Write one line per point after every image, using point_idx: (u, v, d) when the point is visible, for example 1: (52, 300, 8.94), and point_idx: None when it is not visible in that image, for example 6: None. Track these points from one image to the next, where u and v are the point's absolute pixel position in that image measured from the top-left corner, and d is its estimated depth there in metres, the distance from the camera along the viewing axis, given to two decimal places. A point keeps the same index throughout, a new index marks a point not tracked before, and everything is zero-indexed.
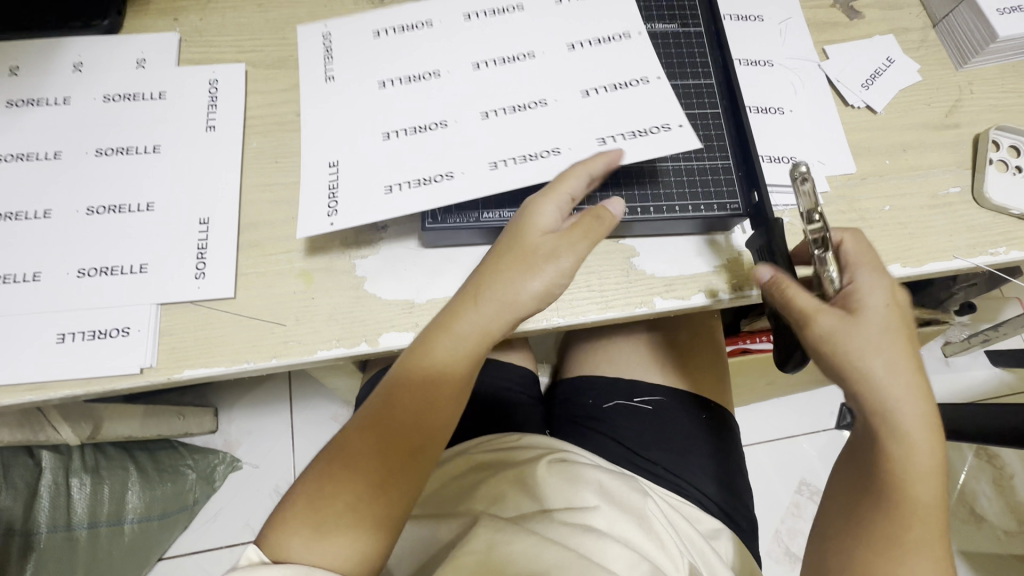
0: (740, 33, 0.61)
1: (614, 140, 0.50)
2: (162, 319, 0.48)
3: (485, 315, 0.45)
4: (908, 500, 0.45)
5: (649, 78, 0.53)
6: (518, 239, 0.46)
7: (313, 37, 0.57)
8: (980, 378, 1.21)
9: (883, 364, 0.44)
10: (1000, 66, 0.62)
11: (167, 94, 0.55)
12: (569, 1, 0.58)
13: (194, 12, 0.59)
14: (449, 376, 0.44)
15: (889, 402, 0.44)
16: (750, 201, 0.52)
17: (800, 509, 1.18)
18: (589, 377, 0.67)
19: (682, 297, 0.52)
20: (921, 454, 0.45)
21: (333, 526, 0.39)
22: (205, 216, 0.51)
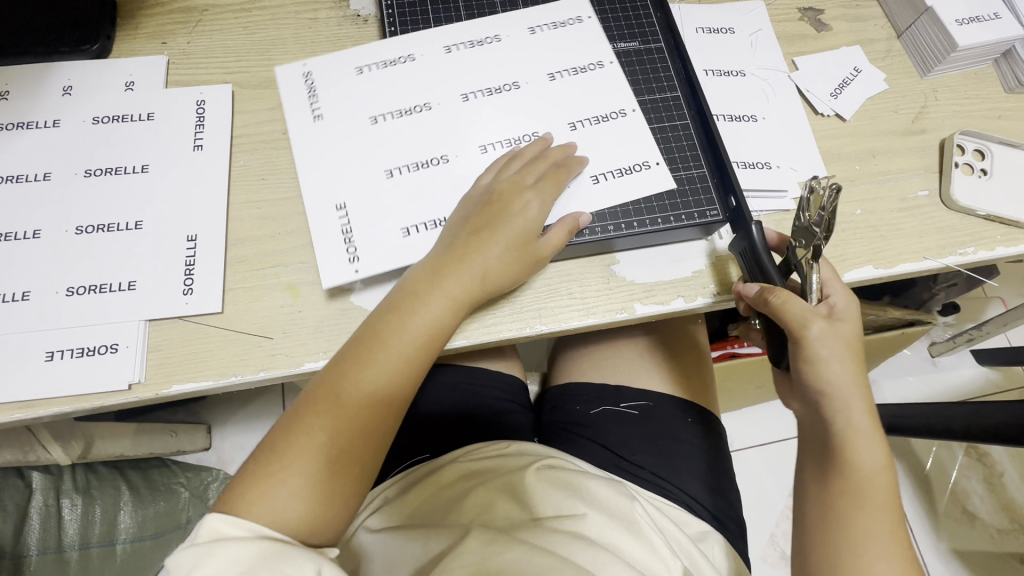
0: (709, 45, 0.63)
1: (606, 178, 0.54)
2: (150, 335, 0.49)
3: (466, 279, 0.49)
4: (869, 497, 0.46)
5: (625, 111, 0.57)
6: (506, 228, 0.50)
7: (294, 77, 0.58)
8: (967, 377, 1.23)
9: (836, 364, 0.46)
10: (963, 74, 0.64)
11: (155, 115, 0.56)
12: (543, 30, 0.60)
13: (182, 35, 0.61)
14: (420, 348, 0.48)
15: (842, 399, 0.47)
16: (728, 207, 0.54)
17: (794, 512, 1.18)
18: (578, 385, 0.68)
19: (663, 302, 0.53)
20: (868, 449, 0.47)
21: (335, 491, 0.45)
22: (192, 233, 0.52)
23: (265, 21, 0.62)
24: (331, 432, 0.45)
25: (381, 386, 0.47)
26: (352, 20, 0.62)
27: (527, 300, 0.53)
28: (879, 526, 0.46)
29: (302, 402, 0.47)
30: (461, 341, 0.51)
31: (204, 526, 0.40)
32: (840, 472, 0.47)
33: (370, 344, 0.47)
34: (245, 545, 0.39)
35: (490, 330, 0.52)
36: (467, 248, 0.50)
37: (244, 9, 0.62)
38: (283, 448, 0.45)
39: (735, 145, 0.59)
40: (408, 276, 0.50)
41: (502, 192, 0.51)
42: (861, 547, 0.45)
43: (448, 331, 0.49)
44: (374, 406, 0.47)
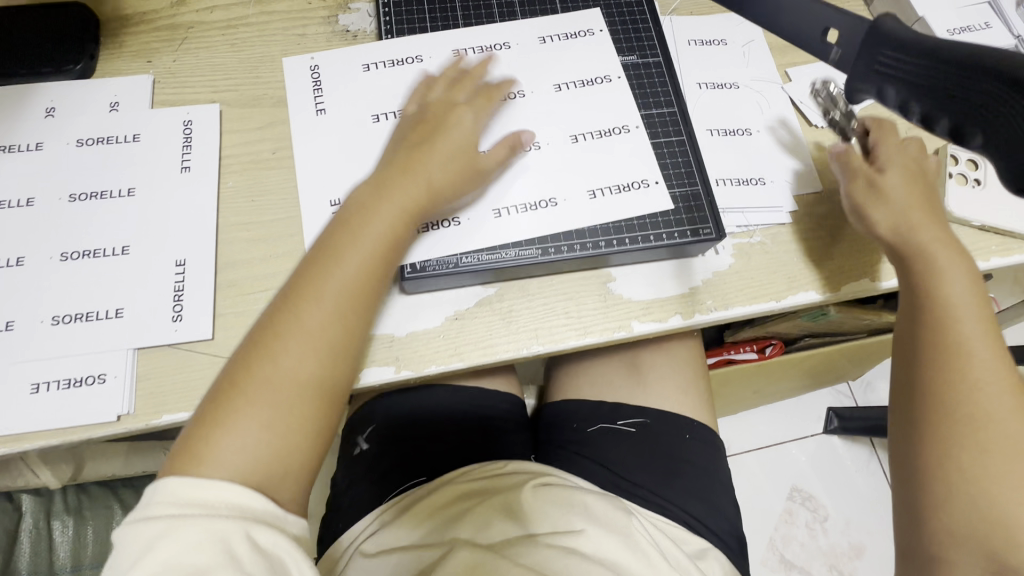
0: (704, 57, 0.63)
1: (604, 193, 0.54)
2: (139, 364, 0.48)
3: (407, 195, 0.48)
4: (949, 344, 0.48)
5: (630, 127, 0.56)
6: (443, 140, 0.51)
7: (301, 70, 0.59)
8: None
9: (960, 298, 0.49)
10: None
11: (141, 137, 0.55)
12: (552, 40, 0.60)
13: (167, 53, 0.60)
14: (379, 259, 0.47)
15: (952, 320, 0.49)
16: (722, 228, 0.53)
17: (793, 516, 1.18)
18: (575, 402, 0.67)
19: (659, 319, 0.53)
20: (957, 275, 0.50)
21: (275, 430, 0.43)
22: (181, 258, 0.51)
23: (252, 38, 0.61)
24: (286, 351, 0.44)
25: (344, 300, 0.46)
26: (342, 36, 0.62)
27: (523, 318, 0.52)
28: (1002, 422, 0.47)
29: (261, 321, 0.45)
30: (456, 364, 0.51)
31: (163, 494, 0.39)
32: (955, 382, 0.48)
33: (326, 262, 0.46)
34: (205, 529, 0.38)
35: (484, 347, 0.51)
36: (412, 159, 0.50)
37: (231, 26, 0.61)
38: (244, 372, 0.43)
39: (732, 158, 0.59)
40: (355, 194, 0.49)
41: (433, 112, 0.53)
42: (972, 433, 0.47)
43: (401, 247, 0.48)
44: (325, 324, 0.45)
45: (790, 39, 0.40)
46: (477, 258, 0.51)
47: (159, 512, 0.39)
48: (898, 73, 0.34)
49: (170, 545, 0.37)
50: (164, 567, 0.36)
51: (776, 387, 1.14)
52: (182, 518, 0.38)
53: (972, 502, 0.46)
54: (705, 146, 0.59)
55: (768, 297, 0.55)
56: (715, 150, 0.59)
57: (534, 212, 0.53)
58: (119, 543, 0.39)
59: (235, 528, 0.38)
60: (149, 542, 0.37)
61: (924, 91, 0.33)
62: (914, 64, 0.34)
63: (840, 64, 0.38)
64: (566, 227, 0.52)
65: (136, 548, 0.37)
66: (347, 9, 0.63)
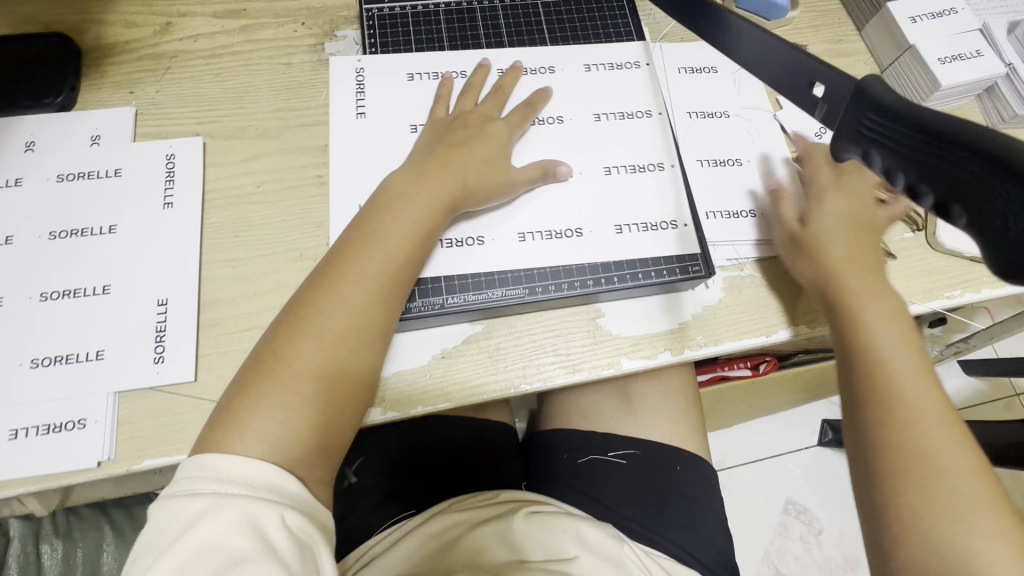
0: (693, 84, 0.63)
1: (629, 229, 0.54)
2: (120, 407, 0.47)
3: (444, 184, 0.50)
4: (880, 379, 0.48)
5: (665, 165, 0.57)
6: (480, 138, 0.53)
7: (347, 71, 0.59)
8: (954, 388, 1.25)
9: (887, 335, 0.49)
10: (948, 108, 0.64)
11: (123, 172, 0.54)
12: (598, 69, 0.61)
13: (150, 84, 0.59)
14: (409, 247, 0.48)
15: (881, 357, 0.49)
16: (711, 265, 0.53)
17: (788, 529, 1.18)
18: (566, 432, 0.66)
19: (649, 356, 0.52)
20: (877, 305, 0.50)
21: (301, 409, 0.42)
22: (163, 297, 0.50)
23: (236, 67, 0.60)
24: (323, 328, 0.44)
25: (379, 282, 0.46)
26: (328, 64, 0.61)
27: (511, 356, 0.51)
28: (949, 459, 0.45)
29: (299, 299, 0.46)
30: (443, 405, 0.50)
31: (201, 472, 0.39)
32: (896, 420, 0.46)
33: (357, 242, 0.47)
34: (244, 510, 0.38)
35: (471, 387, 0.51)
36: (448, 155, 0.52)
37: (215, 55, 0.61)
38: (276, 347, 0.44)
39: (722, 189, 0.59)
40: (388, 181, 0.50)
41: (471, 117, 0.55)
42: (924, 472, 0.44)
43: (434, 234, 0.49)
44: (360, 304, 0.45)
45: (783, 92, 0.36)
46: (465, 300, 0.51)
47: (199, 491, 0.38)
48: (872, 134, 0.30)
49: (212, 525, 0.37)
50: (201, 549, 0.36)
51: (770, 402, 1.13)
52: (224, 500, 0.38)
53: (942, 545, 0.42)
54: (695, 176, 0.59)
55: (758, 332, 0.54)
56: (705, 180, 0.59)
57: (558, 241, 0.53)
58: (155, 516, 0.38)
59: (275, 514, 0.38)
60: (188, 520, 0.37)
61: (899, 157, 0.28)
62: (887, 126, 0.29)
63: (824, 122, 0.33)
64: (556, 265, 0.52)
65: (175, 525, 0.37)
66: (333, 37, 0.62)
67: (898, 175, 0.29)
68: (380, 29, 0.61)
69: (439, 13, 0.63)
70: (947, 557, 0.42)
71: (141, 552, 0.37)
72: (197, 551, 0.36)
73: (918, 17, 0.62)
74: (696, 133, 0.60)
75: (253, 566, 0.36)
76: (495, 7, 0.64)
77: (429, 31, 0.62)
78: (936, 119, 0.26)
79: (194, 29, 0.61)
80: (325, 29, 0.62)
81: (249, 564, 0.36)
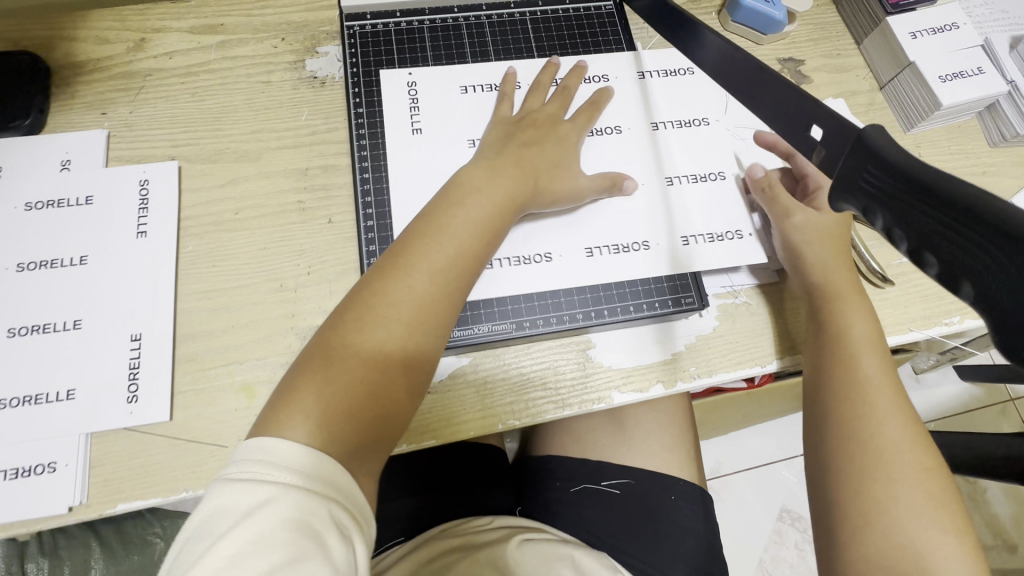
0: (670, 91, 0.60)
1: (696, 241, 0.55)
2: (92, 449, 0.46)
3: (514, 183, 0.50)
4: (849, 389, 0.48)
5: (725, 175, 0.58)
6: (548, 141, 0.54)
7: (398, 83, 0.58)
8: (949, 394, 1.24)
9: (860, 336, 0.49)
10: (948, 126, 0.62)
11: (94, 199, 0.52)
12: (652, 75, 0.61)
13: (123, 105, 0.56)
14: (480, 242, 0.47)
15: (851, 356, 0.48)
16: (705, 299, 0.53)
17: (782, 537, 1.18)
18: (558, 459, 0.65)
19: (640, 390, 0.51)
20: (857, 314, 0.50)
21: (359, 401, 0.40)
22: (137, 332, 0.48)
23: (214, 86, 0.58)
24: (393, 317, 0.43)
25: (447, 274, 0.45)
26: (309, 83, 0.59)
27: (498, 390, 0.50)
28: (901, 461, 0.45)
29: (365, 283, 0.45)
30: (429, 442, 0.49)
31: (266, 452, 0.36)
32: (849, 425, 0.47)
33: (431, 230, 0.46)
34: (300, 501, 0.35)
35: (458, 423, 0.49)
36: (520, 154, 0.52)
37: (192, 73, 0.58)
38: (345, 330, 0.42)
39: (715, 209, 0.56)
40: (461, 174, 0.50)
41: (539, 117, 0.55)
42: (875, 473, 0.45)
43: (501, 232, 0.49)
44: (428, 297, 0.44)
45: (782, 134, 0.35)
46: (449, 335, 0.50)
47: (265, 476, 0.36)
48: (872, 193, 0.28)
49: (268, 515, 0.34)
50: (256, 540, 0.33)
51: (765, 411, 1.12)
52: (286, 489, 0.35)
53: (885, 543, 0.43)
54: (685, 195, 0.56)
55: (752, 362, 0.53)
56: (697, 198, 0.56)
57: (627, 253, 0.53)
58: (212, 499, 0.35)
59: (333, 513, 0.35)
60: (248, 506, 0.34)
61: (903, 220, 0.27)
62: (891, 186, 0.27)
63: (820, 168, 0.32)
64: (546, 299, 0.52)
65: (234, 511, 0.34)
66: (315, 53, 0.60)
67: (902, 239, 0.27)
68: (362, 47, 0.59)
69: (423, 28, 0.61)
70: (888, 556, 0.43)
71: (190, 538, 0.34)
72: (250, 543, 0.33)
73: (919, 32, 0.60)
74: (683, 143, 0.58)
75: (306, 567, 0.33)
76: (481, 21, 0.62)
77: (412, 48, 0.60)
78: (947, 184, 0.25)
79: (169, 46, 0.59)
80: (307, 45, 0.60)
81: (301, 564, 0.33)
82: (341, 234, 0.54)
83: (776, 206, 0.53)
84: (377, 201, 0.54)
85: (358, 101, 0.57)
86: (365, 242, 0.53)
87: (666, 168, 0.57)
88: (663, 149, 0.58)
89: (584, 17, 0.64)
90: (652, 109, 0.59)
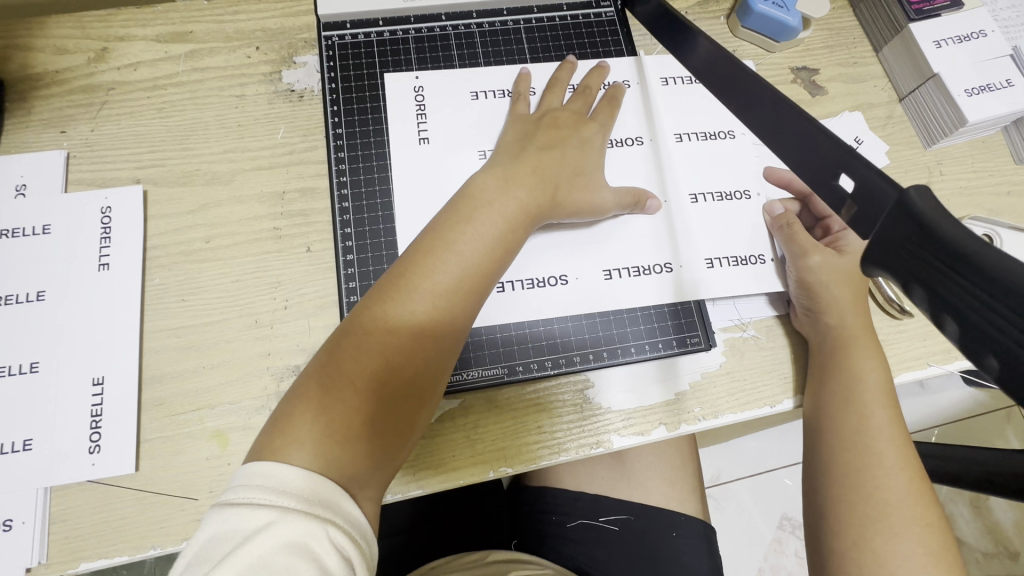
0: (688, 97, 0.56)
1: (721, 263, 0.52)
2: (52, 504, 0.43)
3: (530, 193, 0.46)
4: (855, 439, 0.44)
5: (750, 193, 0.54)
6: (569, 145, 0.50)
7: (403, 90, 0.54)
8: (956, 399, 1.07)
9: (869, 381, 0.46)
10: (971, 141, 0.58)
11: (52, 228, 0.48)
12: (675, 82, 0.57)
13: (84, 121, 0.52)
14: (492, 257, 0.43)
15: (859, 403, 0.45)
16: (714, 340, 0.50)
17: (783, 546, 1.00)
18: (555, 492, 0.62)
19: (642, 433, 0.48)
20: (866, 357, 0.46)
21: (355, 435, 0.37)
22: (99, 375, 0.45)
23: (183, 100, 0.53)
24: (396, 340, 0.39)
25: (455, 292, 0.41)
26: (285, 97, 0.54)
27: (486, 435, 0.47)
28: (903, 513, 0.41)
29: (370, 298, 0.41)
30: (416, 493, 0.45)
31: (265, 475, 0.34)
32: (852, 474, 0.43)
33: (438, 243, 0.42)
34: (304, 524, 0.32)
35: (445, 473, 0.45)
36: (540, 160, 0.48)
37: (158, 86, 0.54)
38: (344, 352, 0.38)
39: (726, 231, 0.53)
40: (475, 180, 0.46)
41: (562, 117, 0.51)
42: (875, 524, 0.41)
43: (515, 246, 0.45)
44: (435, 318, 0.40)
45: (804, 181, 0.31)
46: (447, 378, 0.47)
47: (263, 500, 0.33)
48: (910, 269, 0.24)
49: (269, 542, 0.31)
50: (254, 567, 0.31)
51: None
52: (284, 513, 0.32)
53: None
54: (690, 214, 0.53)
55: (761, 402, 0.49)
56: (702, 219, 0.53)
57: (647, 276, 0.51)
58: (209, 523, 0.33)
59: (333, 536, 0.33)
60: (245, 532, 0.32)
61: (953, 309, 0.22)
62: (937, 264, 0.23)
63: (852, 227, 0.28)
64: (543, 341, 0.49)
65: (232, 537, 0.32)
66: (292, 64, 0.55)
67: (953, 332, 0.22)
68: (343, 60, 0.55)
69: (409, 39, 0.57)
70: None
71: (188, 564, 0.32)
72: (247, 569, 0.31)
73: (943, 41, 0.55)
74: (687, 158, 0.54)
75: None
76: (472, 30, 0.58)
77: (395, 61, 0.56)
78: (1005, 270, 0.20)
79: (133, 55, 0.54)
80: (283, 54, 0.55)
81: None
82: (320, 264, 0.50)
83: (794, 244, 0.50)
84: (380, 212, 0.51)
85: (337, 121, 0.54)
86: (345, 278, 0.49)
87: (669, 188, 0.53)
88: (666, 166, 0.54)
89: (584, 25, 0.59)
90: (655, 123, 0.55)
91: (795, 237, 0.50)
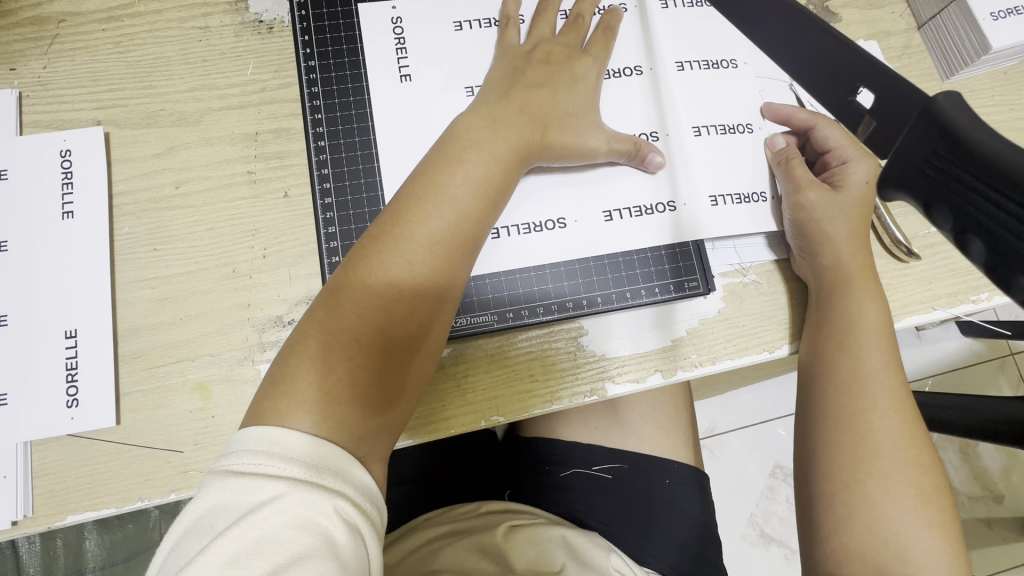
0: (689, 23, 0.52)
1: (725, 201, 0.49)
2: (34, 457, 0.42)
3: (520, 132, 0.42)
4: (858, 384, 0.43)
5: (753, 127, 0.51)
6: (560, 83, 0.46)
7: (383, 17, 0.50)
8: (953, 349, 1.07)
9: (868, 322, 0.44)
10: (990, 73, 0.54)
11: (10, 174, 0.45)
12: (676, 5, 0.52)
13: (35, 58, 0.48)
14: (486, 201, 0.40)
15: (858, 344, 0.44)
16: (713, 285, 0.48)
17: (776, 493, 1.02)
18: (551, 442, 0.61)
19: (636, 379, 0.46)
20: (868, 300, 0.45)
21: (357, 395, 0.35)
22: (71, 328, 0.43)
23: (142, 34, 0.49)
24: (389, 293, 0.37)
25: (452, 242, 0.39)
26: (253, 28, 0.50)
27: (477, 384, 0.45)
28: (895, 455, 0.41)
29: (359, 252, 0.38)
30: (405, 441, 0.44)
31: (271, 443, 0.33)
32: (854, 421, 0.42)
33: (428, 190, 0.39)
34: (313, 492, 0.31)
35: (434, 423, 0.44)
36: (525, 95, 0.44)
37: (113, 18, 0.49)
38: (340, 310, 0.36)
39: (729, 167, 0.50)
40: (459, 119, 0.43)
41: (553, 51, 0.47)
42: (867, 466, 0.41)
43: (509, 189, 0.42)
44: (429, 268, 0.38)
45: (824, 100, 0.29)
46: None
47: (271, 470, 0.32)
48: (933, 188, 0.22)
49: (275, 513, 0.30)
50: (259, 540, 0.30)
51: None
52: (292, 485, 0.31)
53: (868, 538, 0.40)
54: (692, 149, 0.50)
55: (760, 347, 0.48)
56: (704, 155, 0.50)
57: (649, 216, 0.48)
58: (207, 492, 0.32)
59: (342, 509, 0.32)
60: (248, 504, 0.31)
61: (979, 229, 0.20)
62: (960, 176, 0.21)
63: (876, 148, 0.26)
64: (535, 285, 0.47)
65: (235, 508, 0.31)
66: None
67: (978, 252, 0.20)
68: None
69: None
70: (870, 553, 0.40)
71: (183, 533, 0.31)
72: (250, 542, 0.30)
73: None
74: (687, 89, 0.51)
75: (311, 568, 0.30)
76: None
77: None
78: None
79: None
80: None
81: (305, 566, 0.30)
82: (298, 210, 0.47)
83: (789, 180, 0.47)
84: (359, 150, 0.48)
85: (310, 54, 0.49)
86: (325, 224, 0.47)
87: (669, 123, 0.50)
88: (665, 99, 0.50)
89: None
90: (656, 51, 0.51)
91: (792, 172, 0.47)
